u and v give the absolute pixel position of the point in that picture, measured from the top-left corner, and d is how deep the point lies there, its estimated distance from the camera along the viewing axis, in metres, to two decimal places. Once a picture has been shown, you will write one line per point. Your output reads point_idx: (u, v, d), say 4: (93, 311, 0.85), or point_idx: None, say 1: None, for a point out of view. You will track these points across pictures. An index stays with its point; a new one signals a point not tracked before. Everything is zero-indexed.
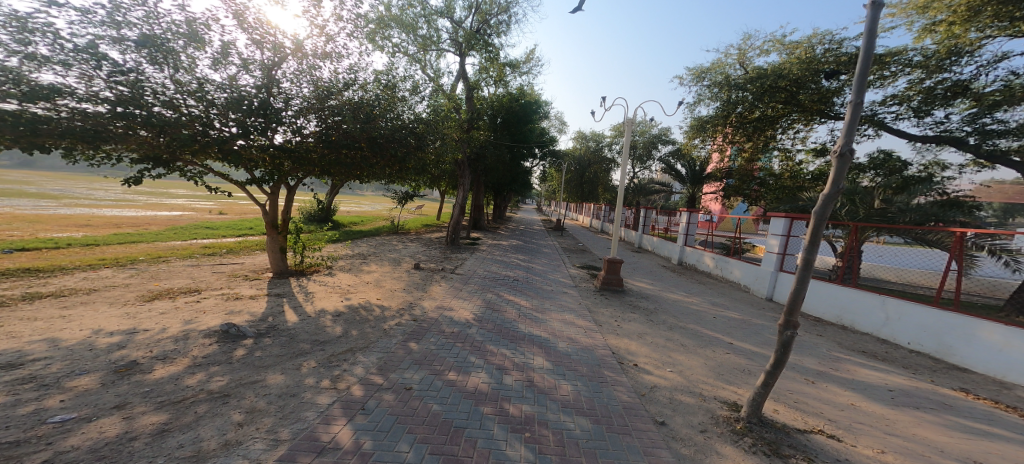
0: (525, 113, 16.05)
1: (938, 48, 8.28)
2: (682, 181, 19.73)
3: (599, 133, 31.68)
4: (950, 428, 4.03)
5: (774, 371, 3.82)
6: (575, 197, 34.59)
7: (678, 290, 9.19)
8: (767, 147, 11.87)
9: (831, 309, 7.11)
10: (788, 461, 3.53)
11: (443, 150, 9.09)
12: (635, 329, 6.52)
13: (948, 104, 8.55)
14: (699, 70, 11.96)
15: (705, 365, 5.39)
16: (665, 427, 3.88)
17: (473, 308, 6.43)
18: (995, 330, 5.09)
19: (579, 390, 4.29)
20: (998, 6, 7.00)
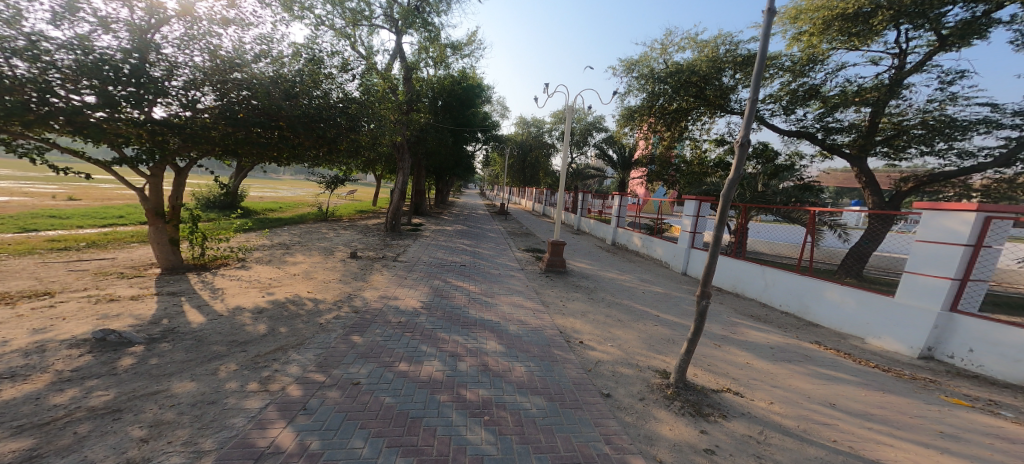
0: (468, 96, 16.04)
1: (802, 55, 9.78)
2: (613, 166, 20.60)
3: (540, 119, 32.16)
4: (812, 376, 4.72)
5: (694, 339, 4.22)
6: (518, 182, 34.98)
7: (613, 269, 9.72)
8: (681, 136, 12.75)
9: (728, 278, 8.09)
10: (710, 419, 3.97)
11: (380, 133, 8.96)
12: (578, 308, 6.89)
13: (806, 104, 10.07)
14: (629, 62, 12.44)
15: (639, 338, 5.82)
16: (610, 398, 4.20)
17: (420, 295, 6.52)
18: (837, 290, 6.07)
19: (531, 371, 4.53)
20: (843, 22, 8.55)
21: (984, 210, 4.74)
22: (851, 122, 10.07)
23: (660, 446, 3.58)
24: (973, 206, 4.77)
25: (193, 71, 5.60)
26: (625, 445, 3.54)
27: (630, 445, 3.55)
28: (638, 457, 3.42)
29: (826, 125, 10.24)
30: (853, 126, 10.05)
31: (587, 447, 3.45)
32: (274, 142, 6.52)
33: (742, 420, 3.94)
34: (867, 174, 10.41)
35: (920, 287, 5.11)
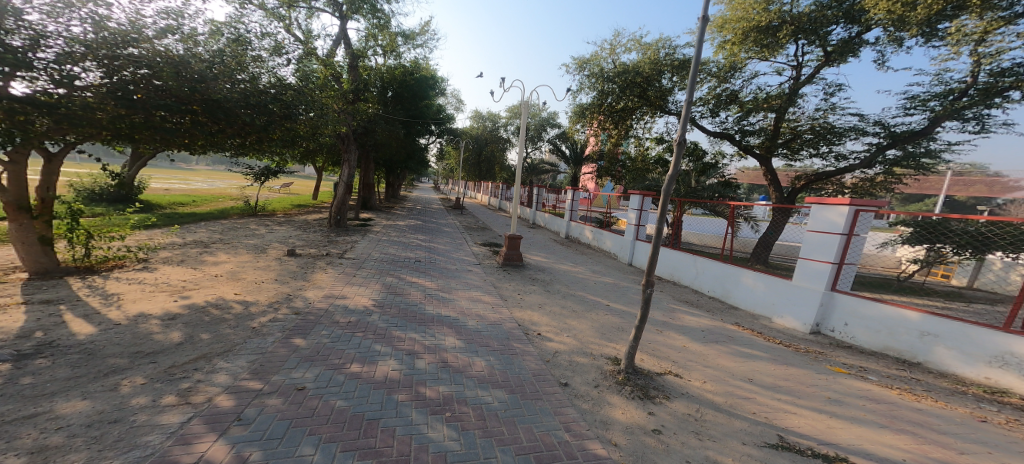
0: (421, 88, 15.84)
1: (725, 63, 11.45)
2: (566, 161, 21.05)
3: (495, 113, 32.23)
4: (745, 359, 5.15)
5: (642, 328, 4.45)
6: (472, 176, 34.80)
7: (568, 262, 9.98)
8: (626, 135, 13.15)
9: (667, 267, 9.02)
10: (656, 400, 4.23)
11: (322, 122, 8.63)
12: (535, 300, 7.05)
13: (727, 108, 11.82)
14: (581, 60, 12.73)
15: (593, 327, 6.05)
16: (568, 387, 4.37)
17: (372, 293, 6.43)
18: (751, 276, 6.94)
19: (492, 364, 4.63)
20: (758, 34, 10.36)
21: (853, 204, 5.65)
22: (760, 126, 11.77)
23: (614, 429, 3.76)
24: (846, 201, 5.67)
25: (70, 41, 4.69)
26: (584, 431, 3.69)
27: (588, 431, 3.71)
28: (595, 441, 3.58)
29: (741, 127, 11.97)
30: (762, 130, 11.76)
31: (548, 436, 3.57)
32: (182, 128, 5.72)
33: (683, 400, 4.24)
34: (772, 173, 12.23)
35: (810, 270, 6.03)
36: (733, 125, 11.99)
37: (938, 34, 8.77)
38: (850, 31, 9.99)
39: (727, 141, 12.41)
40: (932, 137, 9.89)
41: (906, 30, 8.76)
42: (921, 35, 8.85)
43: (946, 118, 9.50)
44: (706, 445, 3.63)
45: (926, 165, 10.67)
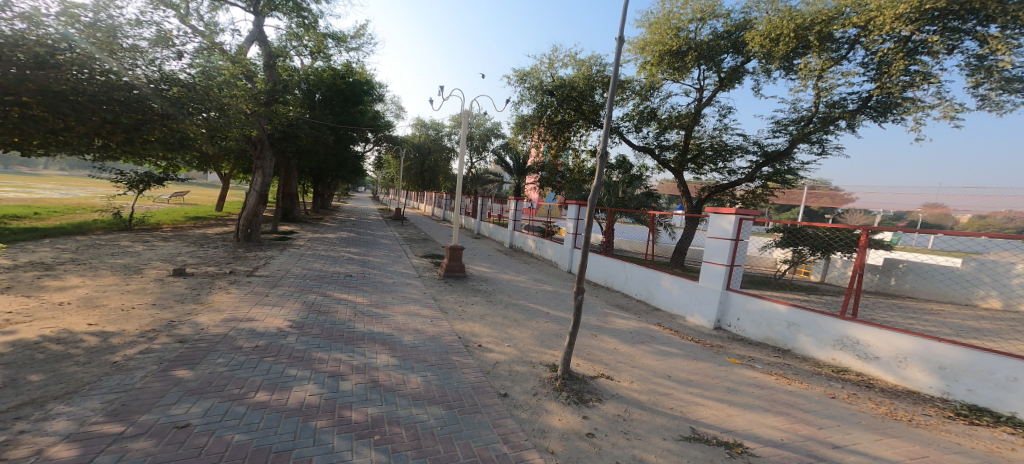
0: (353, 92, 15.73)
1: (645, 82, 12.28)
2: (510, 172, 21.45)
3: (438, 122, 32.19)
4: (669, 360, 5.53)
5: (575, 334, 4.65)
6: (415, 185, 34.27)
7: (510, 271, 10.12)
8: (565, 146, 13.57)
9: (600, 273, 9.63)
10: (591, 404, 4.44)
11: (223, 123, 7.84)
12: (477, 312, 7.07)
13: (648, 125, 12.65)
14: (522, 73, 13.10)
15: (533, 335, 6.17)
16: (508, 398, 4.45)
17: (290, 314, 5.99)
18: (669, 280, 7.66)
19: (429, 380, 4.60)
20: (676, 57, 11.32)
21: (738, 214, 6.45)
22: (675, 142, 12.75)
23: (551, 437, 3.86)
24: (733, 211, 6.47)
25: None
26: (522, 442, 3.76)
27: (525, 441, 3.78)
28: (533, 451, 3.65)
29: (660, 143, 12.84)
30: (676, 145, 12.72)
31: (487, 450, 3.59)
32: (4, 123, 4.82)
33: (613, 401, 4.49)
34: (684, 185, 13.20)
35: (710, 272, 6.89)
36: (654, 141, 12.87)
37: (789, 69, 10.43)
38: (735, 61, 11.33)
39: (651, 156, 13.22)
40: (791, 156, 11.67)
41: (771, 63, 10.33)
42: (781, 68, 10.41)
43: (799, 140, 11.15)
44: (634, 443, 3.83)
45: (789, 181, 12.62)
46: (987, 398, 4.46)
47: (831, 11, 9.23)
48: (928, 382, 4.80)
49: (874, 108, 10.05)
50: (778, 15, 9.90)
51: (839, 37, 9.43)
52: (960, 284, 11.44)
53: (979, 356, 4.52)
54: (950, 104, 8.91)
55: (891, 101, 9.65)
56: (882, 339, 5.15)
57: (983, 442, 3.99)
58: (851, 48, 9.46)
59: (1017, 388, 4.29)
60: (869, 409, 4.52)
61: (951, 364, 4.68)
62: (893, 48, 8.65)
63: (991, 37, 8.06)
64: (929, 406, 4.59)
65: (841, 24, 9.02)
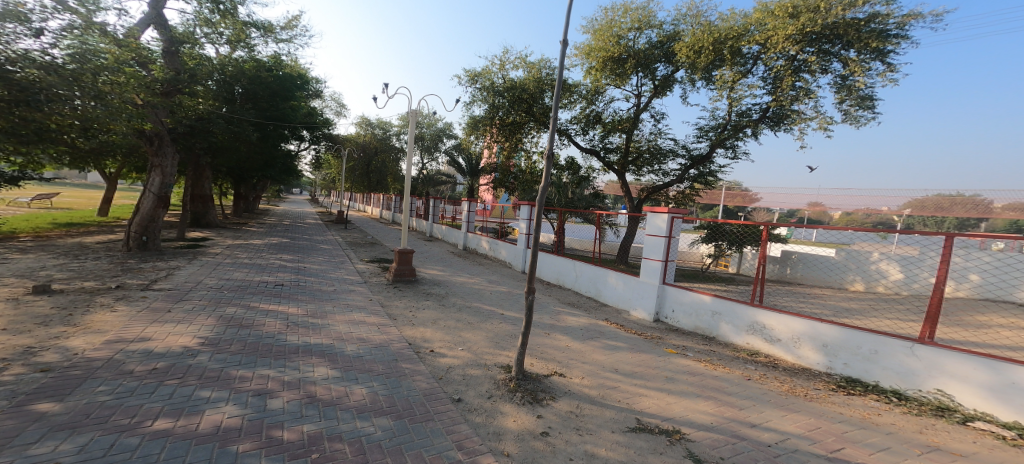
0: (281, 86, 15.37)
1: (590, 86, 12.59)
2: (464, 174, 21.38)
3: (385, 121, 31.82)
4: (617, 353, 5.71)
5: (526, 333, 4.78)
6: (362, 186, 33.58)
7: (465, 273, 10.05)
8: (518, 147, 13.72)
9: (551, 272, 9.80)
10: (544, 402, 4.52)
11: (102, 114, 7.24)
12: (429, 316, 6.96)
13: (594, 128, 13.00)
14: (473, 73, 13.06)
15: (487, 337, 6.16)
16: (461, 402, 4.43)
17: (203, 331, 5.60)
18: (613, 276, 7.96)
19: (375, 391, 4.49)
20: (620, 63, 11.66)
21: (670, 212, 6.72)
22: (617, 145, 13.17)
23: (506, 439, 3.87)
24: (666, 210, 6.76)
25: None
26: (476, 447, 3.73)
27: (480, 445, 3.76)
28: (488, 455, 3.64)
29: (604, 145, 13.19)
30: (619, 148, 13.12)
31: (440, 458, 3.54)
32: None
33: (566, 398, 4.62)
34: (626, 186, 13.60)
35: (648, 268, 7.18)
36: (600, 144, 13.23)
37: (708, 79, 10.91)
38: (667, 70, 11.85)
39: (598, 158, 13.54)
40: (712, 160, 12.35)
41: (695, 73, 10.71)
42: (703, 78, 10.87)
43: (718, 145, 11.76)
44: (586, 438, 3.92)
45: (710, 183, 13.42)
46: (858, 371, 5.16)
47: (739, 28, 9.88)
48: (816, 359, 5.49)
49: (771, 118, 10.70)
50: (700, 29, 10.38)
51: (746, 52, 10.03)
52: (833, 270, 12.49)
53: (852, 334, 5.22)
54: (824, 117, 9.77)
55: (781, 113, 10.35)
56: (783, 323, 5.80)
57: (857, 409, 4.57)
58: (754, 64, 10.11)
59: (878, 360, 5.01)
60: (776, 388, 5.03)
61: (832, 342, 5.37)
62: (783, 65, 9.40)
63: (851, 60, 8.93)
64: (818, 381, 5.22)
65: (746, 40, 9.63)
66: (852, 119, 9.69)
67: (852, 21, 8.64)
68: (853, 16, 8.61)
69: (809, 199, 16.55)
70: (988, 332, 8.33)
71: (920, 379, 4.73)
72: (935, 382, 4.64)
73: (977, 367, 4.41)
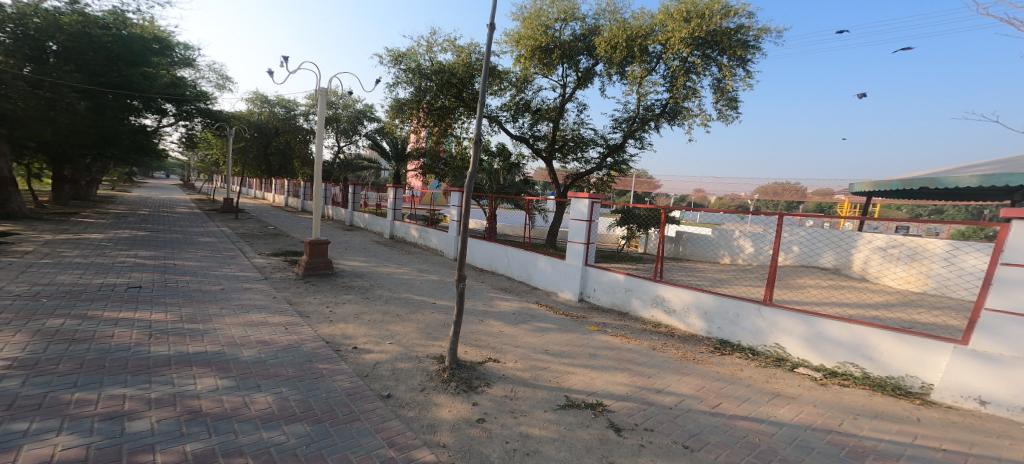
0: (128, 49, 12.80)
1: (519, 75, 12.74)
2: (387, 158, 20.04)
3: (289, 100, 28.76)
4: (543, 335, 5.95)
5: (457, 323, 4.72)
6: (257, 170, 30.18)
7: (390, 264, 9.71)
8: (448, 133, 13.74)
9: (485, 259, 9.89)
10: (479, 389, 4.53)
11: None
12: (350, 311, 6.56)
13: (523, 116, 13.23)
14: (398, 54, 12.84)
15: (417, 329, 6.02)
16: (391, 398, 4.25)
17: (12, 351, 4.49)
18: (543, 261, 8.25)
19: (285, 397, 4.09)
20: (548, 53, 11.92)
21: (592, 198, 7.11)
22: (545, 133, 13.54)
23: (442, 430, 3.80)
24: (587, 196, 7.15)
25: None
26: (410, 441, 3.61)
27: (414, 439, 3.65)
28: (423, 448, 3.54)
29: (532, 133, 13.49)
30: (547, 136, 13.50)
31: (370, 458, 3.36)
32: None
33: (500, 383, 4.69)
34: (552, 174, 14.01)
35: (572, 251, 7.58)
36: (529, 131, 13.54)
37: (622, 75, 11.68)
38: (589, 63, 12.39)
39: (527, 146, 13.78)
40: (625, 149, 13.27)
41: (612, 68, 11.36)
42: (618, 73, 11.58)
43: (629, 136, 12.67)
44: (520, 420, 4.02)
45: (624, 170, 14.38)
46: (728, 333, 6.03)
47: (646, 28, 10.68)
48: (698, 325, 6.29)
49: (668, 113, 11.76)
50: (616, 26, 10.99)
51: (652, 51, 10.87)
52: (708, 246, 14.17)
53: (724, 300, 6.08)
54: (705, 115, 11.01)
55: (676, 108, 11.41)
56: (675, 294, 6.52)
57: (729, 367, 5.37)
58: (658, 63, 10.99)
59: (739, 322, 5.92)
60: (675, 355, 5.67)
61: (709, 309, 6.19)
62: (678, 66, 10.34)
63: (725, 66, 10.22)
64: (701, 344, 6.01)
65: (652, 39, 10.46)
66: (722, 118, 11.10)
67: (726, 29, 9.86)
68: (727, 25, 9.81)
69: (695, 187, 18.83)
70: (803, 291, 10.36)
71: (766, 336, 5.72)
72: (775, 337, 5.65)
73: (799, 322, 5.45)
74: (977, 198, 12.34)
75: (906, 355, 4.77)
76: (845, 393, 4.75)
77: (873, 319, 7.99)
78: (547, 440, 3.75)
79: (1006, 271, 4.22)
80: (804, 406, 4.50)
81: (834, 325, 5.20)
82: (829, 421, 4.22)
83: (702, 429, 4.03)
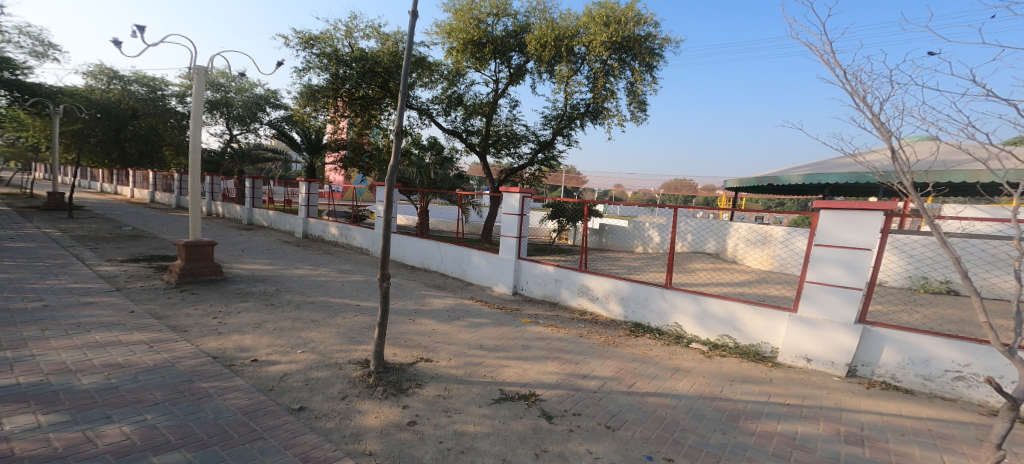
0: None
1: (450, 68, 12.43)
2: (299, 149, 17.62)
3: (155, 79, 24.65)
4: (476, 330, 5.90)
5: (382, 325, 4.44)
6: (112, 160, 25.48)
7: (303, 265, 8.97)
8: (373, 124, 13.16)
9: (416, 257, 9.54)
10: (409, 392, 4.32)
11: None
12: (249, 320, 5.85)
13: (454, 110, 12.97)
14: (308, 36, 11.88)
15: (337, 334, 5.60)
16: (304, 411, 3.87)
17: None
18: (479, 256, 8.18)
19: (153, 424, 3.46)
20: (480, 48, 11.77)
21: (523, 192, 7.20)
22: (478, 128, 13.40)
23: (367, 438, 3.55)
24: (517, 190, 7.23)
25: None
26: (328, 455, 3.32)
27: (334, 452, 3.36)
28: (345, 460, 3.28)
29: (465, 127, 13.29)
30: (480, 131, 13.37)
31: None
32: None
33: (433, 382, 4.53)
34: (486, 169, 13.85)
35: (503, 245, 7.64)
36: (461, 125, 13.32)
37: (550, 73, 11.93)
38: (520, 60, 12.43)
39: (459, 140, 13.53)
40: (555, 146, 13.60)
41: (542, 66, 11.53)
42: (548, 71, 11.78)
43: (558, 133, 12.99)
44: (454, 419, 3.92)
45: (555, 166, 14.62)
46: (641, 316, 6.50)
47: (572, 29, 10.99)
48: (617, 310, 6.69)
49: (590, 113, 12.28)
50: (545, 24, 11.16)
51: (576, 52, 11.28)
52: (623, 237, 15.14)
53: (635, 286, 6.54)
54: (620, 116, 11.75)
55: (597, 108, 11.99)
56: (598, 282, 6.86)
57: (643, 348, 5.79)
58: (582, 63, 11.40)
59: (648, 305, 6.42)
60: (598, 339, 6.00)
61: (625, 294, 6.62)
62: (599, 68, 10.84)
63: (637, 71, 10.99)
64: (618, 328, 6.42)
65: (576, 40, 10.85)
66: (635, 120, 11.90)
67: (637, 36, 10.55)
68: (639, 32, 10.52)
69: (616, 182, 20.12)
70: (694, 273, 11.60)
71: (668, 316, 6.26)
72: (674, 317, 6.20)
73: (689, 301, 6.06)
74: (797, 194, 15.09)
75: (762, 325, 5.55)
76: (724, 363, 5.40)
77: (761, 295, 9.27)
78: (482, 435, 3.70)
79: (818, 250, 5.14)
80: (696, 377, 5.02)
81: (714, 302, 5.86)
82: (713, 389, 4.76)
83: (621, 409, 4.28)
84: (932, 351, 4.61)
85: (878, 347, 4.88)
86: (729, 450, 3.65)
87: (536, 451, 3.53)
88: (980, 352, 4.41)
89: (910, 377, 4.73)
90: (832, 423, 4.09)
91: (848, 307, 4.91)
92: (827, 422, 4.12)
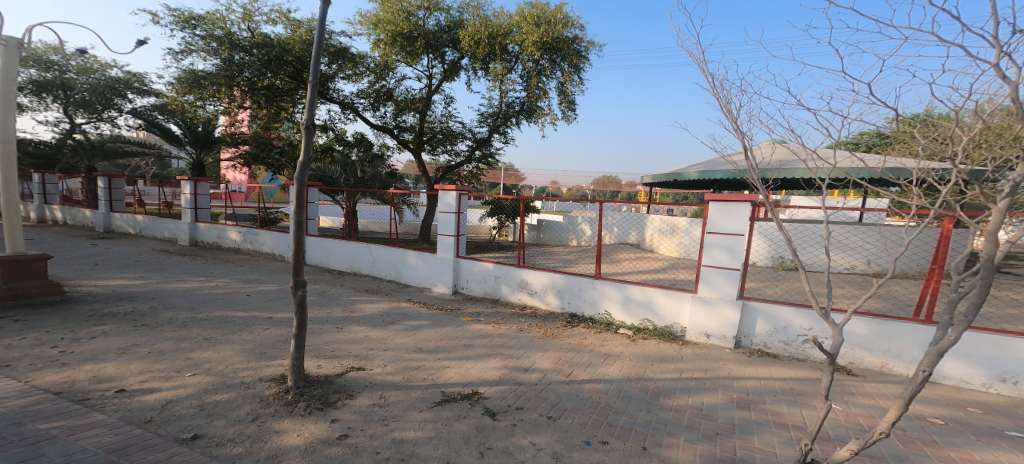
0: None
1: (378, 62, 11.90)
2: (181, 143, 15.99)
3: None
4: (411, 334, 5.72)
5: (301, 336, 4.13)
6: None
7: (195, 277, 8.13)
8: (281, 117, 12.34)
9: (344, 261, 9.04)
10: (337, 405, 4.08)
11: None
12: (109, 345, 5.07)
13: (384, 105, 12.47)
14: (189, 15, 10.68)
15: (241, 351, 5.12)
16: (200, 439, 3.48)
17: None
18: (416, 256, 7.93)
19: None
20: (409, 42, 11.40)
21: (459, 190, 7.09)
22: (411, 125, 12.99)
23: (289, 459, 3.30)
24: (454, 188, 7.12)
25: None
26: None
27: None
28: None
29: (397, 124, 12.81)
30: (413, 128, 12.97)
31: None
32: None
33: (366, 392, 4.32)
34: (422, 166, 13.41)
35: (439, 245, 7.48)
36: (391, 121, 12.81)
37: (485, 70, 11.86)
38: (454, 56, 12.20)
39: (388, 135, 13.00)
40: (492, 143, 13.55)
41: (477, 63, 11.43)
42: (483, 67, 11.71)
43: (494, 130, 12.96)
44: (392, 427, 3.77)
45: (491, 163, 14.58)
46: (576, 306, 6.72)
47: (505, 27, 10.98)
48: (554, 302, 6.86)
49: (523, 111, 12.40)
50: (479, 21, 11.06)
51: (511, 51, 11.34)
52: (558, 232, 15.59)
53: (569, 278, 6.74)
54: (553, 115, 11.98)
55: (531, 106, 12.12)
56: (535, 276, 6.98)
57: (578, 338, 5.99)
58: (516, 62, 11.48)
59: (582, 295, 6.64)
60: (535, 332, 6.11)
61: (561, 286, 6.80)
62: (532, 67, 11.02)
63: (568, 70, 11.29)
64: (556, 320, 6.59)
65: (509, 39, 10.88)
66: (565, 119, 12.21)
67: (566, 38, 10.84)
68: (567, 34, 10.81)
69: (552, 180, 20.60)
70: (620, 263, 12.23)
71: (598, 305, 6.53)
72: (605, 305, 6.48)
73: (614, 289, 6.38)
74: (694, 187, 16.57)
75: (672, 307, 5.99)
76: (646, 345, 5.74)
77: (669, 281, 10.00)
78: (422, 440, 3.60)
79: (709, 238, 5.64)
80: (624, 361, 5.31)
81: (635, 288, 6.22)
82: (637, 370, 5.06)
83: (561, 399, 4.40)
84: (788, 320, 5.29)
85: (753, 319, 5.51)
86: (653, 427, 3.89)
87: (480, 450, 3.51)
88: (812, 317, 5.16)
89: (776, 344, 5.39)
90: (727, 392, 4.53)
91: (731, 286, 5.50)
92: (723, 391, 4.56)
